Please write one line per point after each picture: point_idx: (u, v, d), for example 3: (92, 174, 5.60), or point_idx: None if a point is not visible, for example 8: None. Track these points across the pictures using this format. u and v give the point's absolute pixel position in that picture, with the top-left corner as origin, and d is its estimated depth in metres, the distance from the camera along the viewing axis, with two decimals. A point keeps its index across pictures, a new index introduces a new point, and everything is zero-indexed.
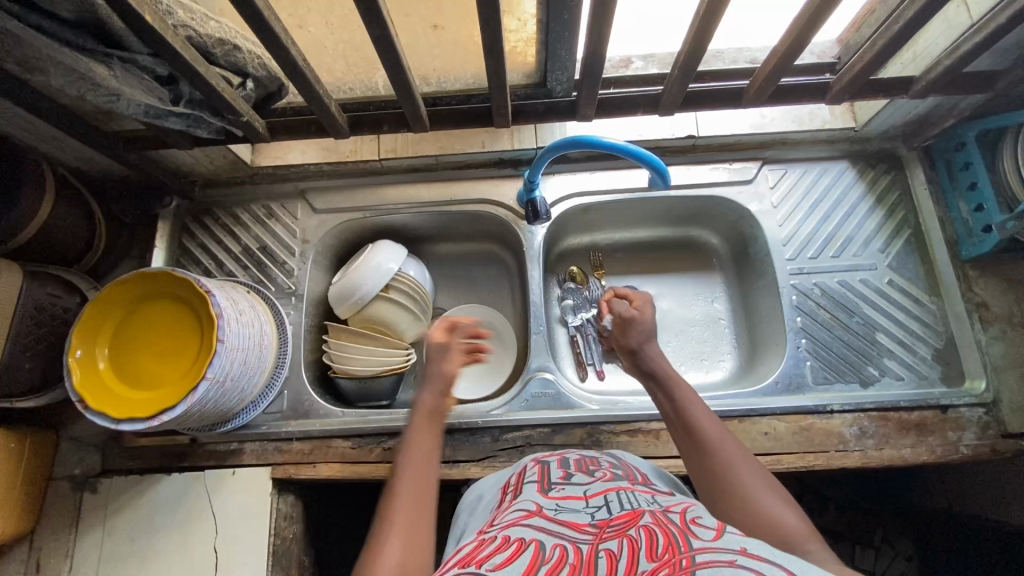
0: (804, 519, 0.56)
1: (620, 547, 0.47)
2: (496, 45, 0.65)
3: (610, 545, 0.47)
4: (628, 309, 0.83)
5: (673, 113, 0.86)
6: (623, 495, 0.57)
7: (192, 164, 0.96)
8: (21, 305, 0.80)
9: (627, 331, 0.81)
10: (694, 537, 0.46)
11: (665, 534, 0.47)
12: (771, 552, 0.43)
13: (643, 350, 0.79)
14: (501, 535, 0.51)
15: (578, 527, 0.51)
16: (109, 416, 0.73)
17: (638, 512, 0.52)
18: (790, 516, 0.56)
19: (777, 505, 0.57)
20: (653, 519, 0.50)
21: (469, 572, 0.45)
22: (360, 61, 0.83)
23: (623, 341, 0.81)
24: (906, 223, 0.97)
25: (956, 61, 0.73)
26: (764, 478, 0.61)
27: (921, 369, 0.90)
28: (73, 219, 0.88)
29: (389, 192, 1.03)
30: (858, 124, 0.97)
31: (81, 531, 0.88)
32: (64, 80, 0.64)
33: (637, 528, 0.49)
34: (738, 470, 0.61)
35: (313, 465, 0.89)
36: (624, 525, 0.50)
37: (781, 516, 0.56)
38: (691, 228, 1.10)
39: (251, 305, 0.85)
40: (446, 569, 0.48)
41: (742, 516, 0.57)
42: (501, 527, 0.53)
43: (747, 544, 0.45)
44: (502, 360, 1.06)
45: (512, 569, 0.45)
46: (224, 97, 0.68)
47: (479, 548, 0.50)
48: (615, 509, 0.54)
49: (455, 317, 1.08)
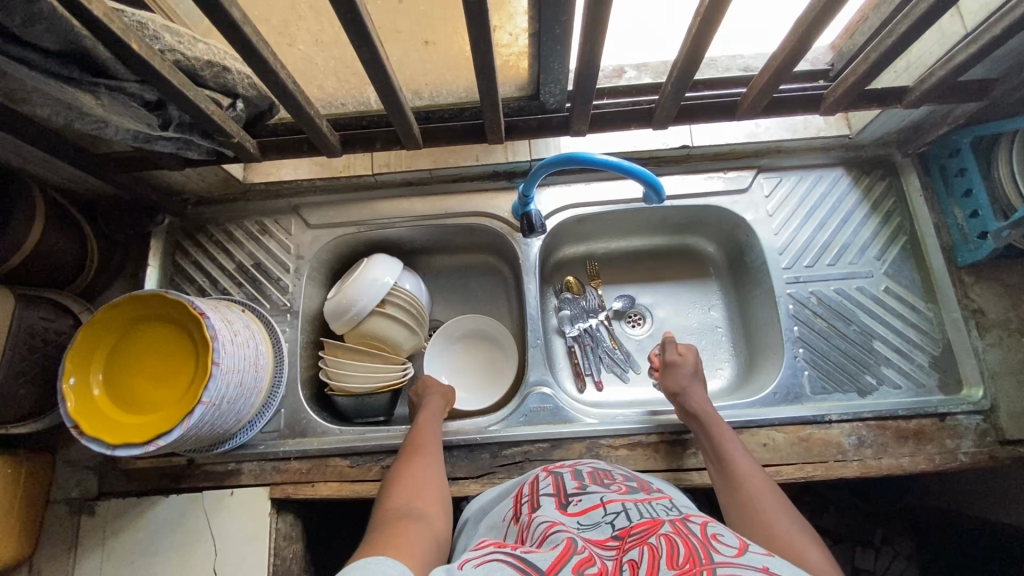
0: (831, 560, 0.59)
1: (642, 556, 0.46)
2: (487, 64, 0.65)
3: (632, 554, 0.47)
4: (673, 351, 0.89)
5: (667, 126, 0.86)
6: (642, 506, 0.57)
7: (184, 182, 0.96)
8: (13, 330, 0.79)
9: (671, 371, 0.87)
10: (716, 551, 0.46)
11: (687, 546, 0.47)
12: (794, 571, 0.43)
13: (685, 389, 0.84)
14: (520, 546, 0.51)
15: (601, 543, 0.51)
16: (106, 442, 0.72)
17: (658, 521, 0.53)
18: (816, 552, 0.59)
19: (805, 541, 0.61)
20: (674, 529, 0.50)
21: (506, 551, 0.48)
22: (351, 77, 0.82)
23: (667, 382, 0.87)
24: (903, 229, 0.97)
25: (951, 70, 0.72)
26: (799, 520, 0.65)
27: (918, 376, 0.90)
28: (65, 240, 0.87)
29: (384, 206, 1.03)
30: (852, 131, 0.97)
31: (80, 554, 0.87)
32: (51, 110, 0.63)
33: (657, 536, 0.49)
34: (769, 507, 0.66)
35: (311, 484, 0.89)
36: (645, 533, 0.50)
37: (807, 551, 0.59)
38: (687, 236, 1.10)
39: (246, 325, 0.84)
40: (482, 545, 0.51)
41: (770, 541, 0.62)
42: (531, 538, 0.54)
43: (771, 563, 0.45)
44: (504, 372, 1.05)
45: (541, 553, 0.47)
46: (213, 120, 0.68)
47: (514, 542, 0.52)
48: (636, 519, 0.54)
49: (460, 325, 1.08)
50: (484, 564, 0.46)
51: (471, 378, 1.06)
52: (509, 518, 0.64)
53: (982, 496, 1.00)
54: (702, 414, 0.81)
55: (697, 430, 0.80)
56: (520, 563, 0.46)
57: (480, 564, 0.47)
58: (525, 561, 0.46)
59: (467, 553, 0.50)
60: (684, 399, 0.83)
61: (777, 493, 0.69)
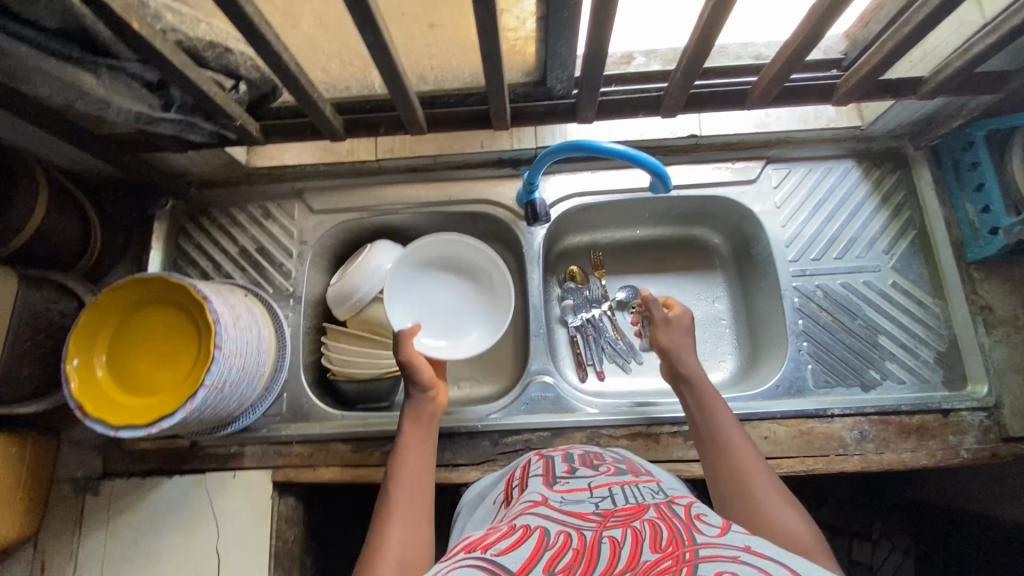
0: (817, 535, 0.55)
1: (624, 535, 0.47)
2: (493, 48, 0.64)
3: (614, 532, 0.47)
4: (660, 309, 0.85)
5: (675, 114, 0.85)
6: (628, 489, 0.57)
7: (187, 165, 0.95)
8: (17, 310, 0.79)
9: (666, 331, 0.83)
10: (699, 532, 0.46)
11: (670, 528, 0.47)
12: (777, 551, 0.43)
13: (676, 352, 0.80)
14: (506, 525, 0.50)
15: (582, 516, 0.51)
16: (109, 424, 0.73)
17: (643, 505, 0.52)
18: (801, 526, 0.55)
19: (789, 515, 0.57)
20: (658, 513, 0.50)
21: (476, 558, 0.44)
22: (355, 60, 0.80)
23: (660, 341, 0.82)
24: (911, 223, 0.96)
25: (968, 61, 0.71)
26: (785, 492, 0.60)
27: (923, 372, 0.89)
28: (67, 221, 0.87)
29: (387, 191, 1.02)
30: (864, 122, 0.95)
31: (85, 532, 0.89)
32: (52, 90, 0.62)
33: (641, 520, 0.49)
34: (756, 479, 0.62)
35: (313, 468, 0.89)
36: (629, 516, 0.50)
37: (792, 527, 0.55)
38: (692, 227, 1.09)
39: (249, 309, 0.84)
40: (454, 554, 0.48)
41: (751, 516, 0.58)
42: (508, 520, 0.53)
43: (752, 542, 0.44)
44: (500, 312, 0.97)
45: (516, 556, 0.44)
46: (216, 103, 0.67)
47: (485, 537, 0.49)
48: (620, 501, 0.54)
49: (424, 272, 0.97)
50: (452, 571, 0.42)
51: (456, 315, 0.99)
52: (501, 502, 0.64)
53: (980, 491, 1.01)
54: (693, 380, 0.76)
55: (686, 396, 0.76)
56: (490, 565, 0.43)
57: (450, 572, 0.42)
58: (495, 562, 0.43)
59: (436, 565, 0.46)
60: (676, 357, 0.79)
61: (763, 464, 0.64)
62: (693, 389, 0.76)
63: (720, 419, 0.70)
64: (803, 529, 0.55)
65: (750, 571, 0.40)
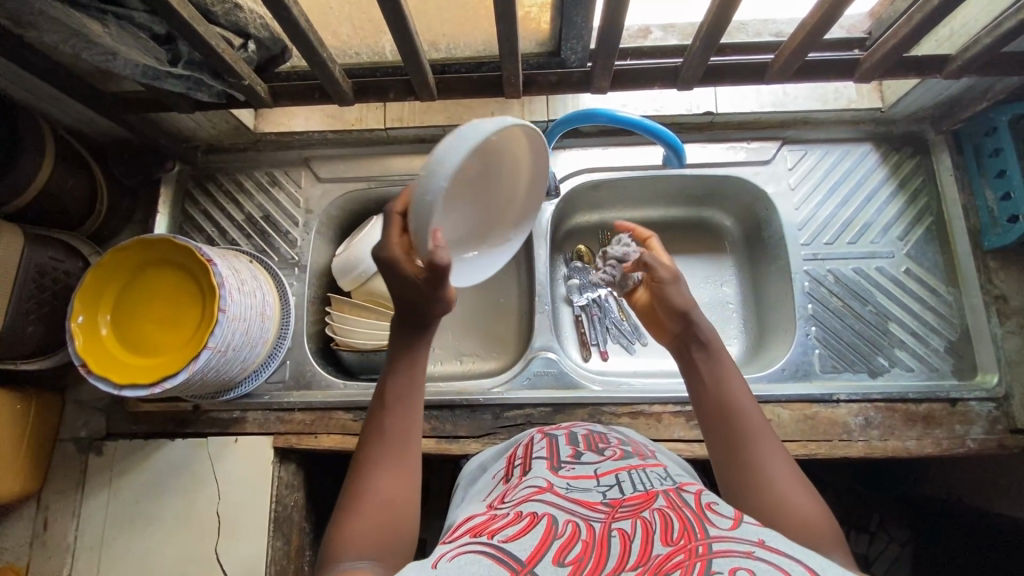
0: (832, 524, 0.53)
1: (634, 528, 0.46)
2: (509, 11, 0.62)
3: (623, 524, 0.47)
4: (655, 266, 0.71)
5: (693, 88, 0.82)
6: (635, 475, 0.56)
7: (194, 128, 0.94)
8: (24, 268, 0.79)
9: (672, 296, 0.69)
10: (711, 524, 0.45)
11: (680, 519, 0.46)
12: (791, 547, 0.42)
13: (683, 314, 0.68)
14: (513, 511, 0.50)
15: (590, 506, 0.50)
16: (113, 382, 0.73)
17: (651, 493, 0.52)
18: (817, 518, 0.53)
19: (806, 507, 0.53)
20: (668, 503, 0.49)
21: (481, 543, 0.45)
22: (366, 23, 0.78)
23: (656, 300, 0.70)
24: (928, 210, 0.94)
25: (997, 38, 0.68)
26: (796, 472, 0.57)
27: (932, 360, 0.88)
28: (73, 180, 0.86)
29: (395, 161, 1.01)
30: (884, 105, 0.93)
31: (87, 490, 0.89)
32: (58, 38, 0.61)
33: (651, 510, 0.48)
34: (772, 470, 0.56)
35: (314, 436, 0.89)
36: (638, 506, 0.49)
37: (809, 519, 0.53)
38: (704, 209, 1.07)
39: (254, 276, 0.84)
40: (458, 537, 0.49)
41: (764, 508, 0.54)
42: (512, 504, 0.52)
43: (765, 535, 0.44)
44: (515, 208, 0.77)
45: (521, 544, 0.45)
46: (223, 59, 0.66)
47: (490, 522, 0.50)
48: (628, 489, 0.53)
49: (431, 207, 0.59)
50: (459, 557, 0.43)
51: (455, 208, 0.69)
52: (501, 479, 0.64)
53: (985, 487, 0.99)
54: (695, 347, 0.66)
55: (686, 364, 0.67)
56: (499, 554, 0.43)
57: (455, 558, 0.44)
58: (503, 551, 0.44)
59: (439, 547, 0.47)
60: (681, 320, 0.68)
61: (773, 441, 0.59)
62: (707, 355, 0.65)
63: (725, 392, 0.62)
64: (820, 523, 0.52)
65: (765, 568, 0.39)
